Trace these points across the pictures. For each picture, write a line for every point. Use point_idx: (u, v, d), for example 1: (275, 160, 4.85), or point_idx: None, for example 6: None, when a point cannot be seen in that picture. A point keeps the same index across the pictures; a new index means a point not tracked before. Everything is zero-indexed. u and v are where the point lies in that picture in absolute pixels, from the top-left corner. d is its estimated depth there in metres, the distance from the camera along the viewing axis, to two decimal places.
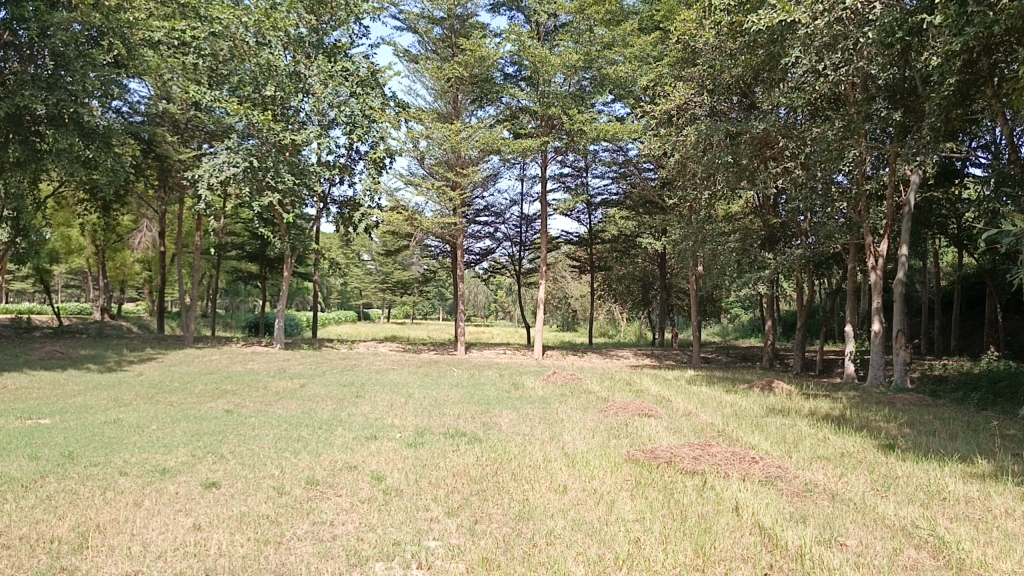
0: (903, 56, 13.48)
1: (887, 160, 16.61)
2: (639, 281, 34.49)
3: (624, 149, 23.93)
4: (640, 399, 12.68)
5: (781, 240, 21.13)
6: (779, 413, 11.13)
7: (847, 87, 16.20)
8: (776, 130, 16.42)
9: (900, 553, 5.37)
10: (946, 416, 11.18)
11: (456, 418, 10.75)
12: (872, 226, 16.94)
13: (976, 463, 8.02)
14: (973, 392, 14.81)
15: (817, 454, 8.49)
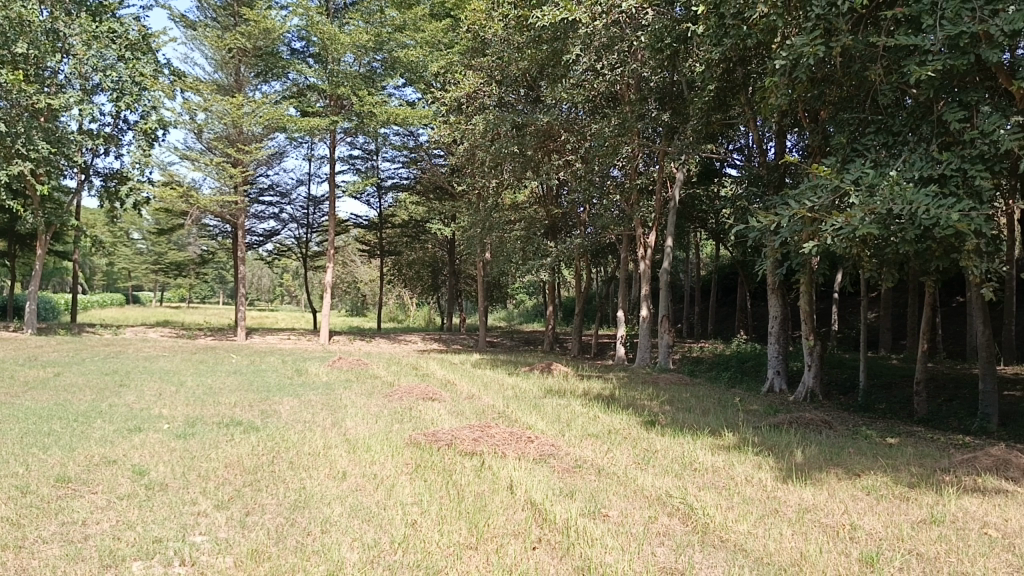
0: (671, 60, 14.47)
1: (656, 157, 17.78)
2: (428, 266, 34.65)
3: (415, 134, 23.78)
4: (425, 382, 12.83)
5: (562, 230, 22.14)
6: (556, 393, 11.71)
7: (623, 87, 17.16)
8: (558, 123, 17.13)
9: (655, 520, 5.84)
10: (701, 393, 12.30)
11: (231, 407, 10.27)
12: (642, 218, 18.10)
13: (723, 435, 8.88)
14: (725, 371, 16.39)
15: (587, 431, 9.00)
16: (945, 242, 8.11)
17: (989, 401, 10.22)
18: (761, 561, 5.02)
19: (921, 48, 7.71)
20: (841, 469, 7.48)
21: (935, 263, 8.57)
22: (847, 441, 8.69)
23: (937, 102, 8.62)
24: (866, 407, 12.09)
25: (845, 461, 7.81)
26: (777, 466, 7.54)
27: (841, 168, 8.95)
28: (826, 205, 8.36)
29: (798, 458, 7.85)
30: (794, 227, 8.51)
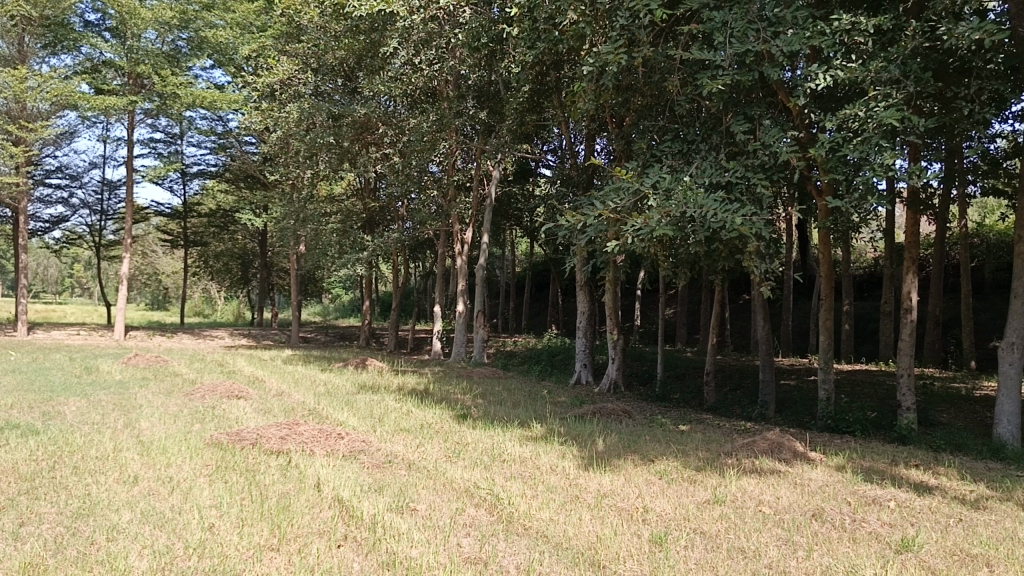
0: (488, 59, 14.73)
1: (474, 154, 18.03)
2: (238, 259, 33.18)
3: (224, 119, 22.65)
4: (231, 379, 12.29)
5: (379, 224, 21.92)
6: (369, 389, 11.59)
7: (442, 83, 17.26)
8: (376, 116, 16.95)
9: (462, 512, 5.92)
10: (513, 386, 12.62)
11: (6, 409, 9.33)
12: (459, 214, 18.30)
13: (532, 427, 9.15)
14: (536, 365, 16.92)
15: (399, 426, 8.98)
16: (730, 244, 8.82)
17: (767, 390, 11.21)
18: (561, 546, 5.22)
19: (713, 63, 8.32)
20: (637, 456, 7.92)
21: (722, 263, 9.29)
22: (644, 430, 9.21)
23: (725, 114, 9.34)
24: (663, 397, 12.89)
25: (642, 448, 8.29)
26: (580, 455, 7.87)
27: (642, 172, 9.47)
28: (628, 207, 8.81)
29: (600, 446, 8.24)
30: (599, 226, 8.86)
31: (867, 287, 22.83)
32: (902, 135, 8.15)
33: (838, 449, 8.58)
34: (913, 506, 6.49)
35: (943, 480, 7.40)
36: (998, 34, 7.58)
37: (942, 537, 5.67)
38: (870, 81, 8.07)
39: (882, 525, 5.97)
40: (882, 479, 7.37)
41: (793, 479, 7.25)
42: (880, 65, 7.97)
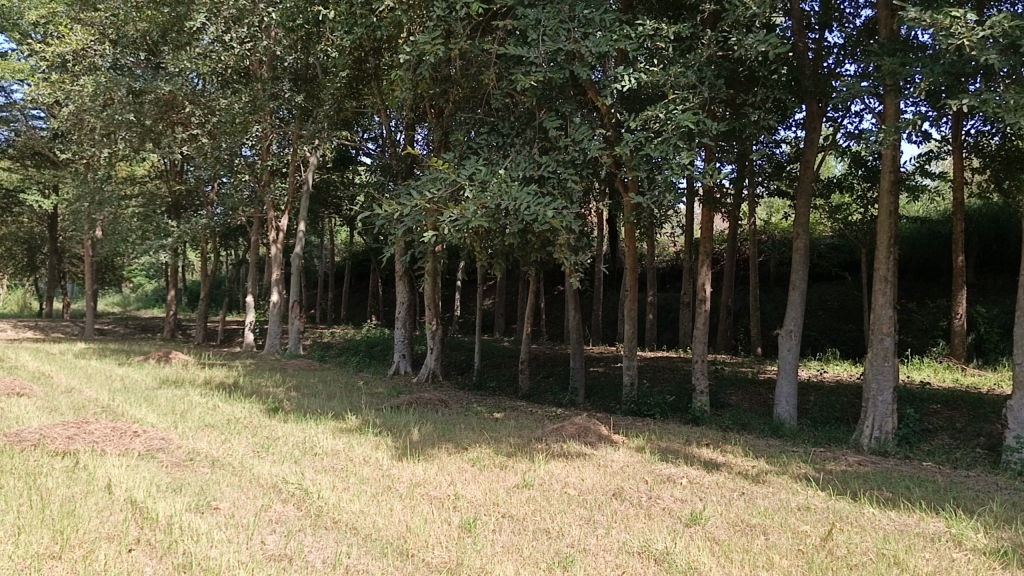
0: (304, 41, 14.36)
1: (289, 139, 17.50)
2: (24, 244, 30.26)
3: (6, 89, 20.55)
4: (11, 376, 11.19)
5: (186, 208, 20.74)
6: (172, 383, 10.95)
7: (255, 63, 16.63)
8: (182, 94, 16.03)
9: (268, 509, 5.73)
10: (328, 378, 12.36)
11: None
12: (274, 201, 17.70)
13: (346, 418, 9.00)
14: (353, 356, 16.68)
15: (204, 422, 8.55)
16: (542, 237, 9.12)
17: (577, 376, 11.70)
18: (370, 537, 5.19)
19: (527, 59, 8.57)
20: (451, 444, 8.00)
21: (534, 255, 9.58)
22: (459, 418, 9.32)
23: (539, 110, 9.60)
24: (480, 386, 13.11)
25: (456, 437, 8.38)
26: (393, 445, 7.84)
27: (457, 163, 9.53)
28: (445, 197, 8.81)
29: (415, 436, 8.24)
30: (416, 216, 8.65)
31: (669, 279, 24.37)
32: (698, 137, 8.76)
33: (640, 431, 9.08)
34: (702, 482, 7.02)
35: (730, 457, 8.04)
36: (780, 48, 8.35)
37: (727, 510, 6.16)
38: (670, 85, 8.64)
39: (675, 501, 6.40)
40: (677, 458, 7.90)
41: (598, 461, 7.61)
42: (679, 71, 8.57)
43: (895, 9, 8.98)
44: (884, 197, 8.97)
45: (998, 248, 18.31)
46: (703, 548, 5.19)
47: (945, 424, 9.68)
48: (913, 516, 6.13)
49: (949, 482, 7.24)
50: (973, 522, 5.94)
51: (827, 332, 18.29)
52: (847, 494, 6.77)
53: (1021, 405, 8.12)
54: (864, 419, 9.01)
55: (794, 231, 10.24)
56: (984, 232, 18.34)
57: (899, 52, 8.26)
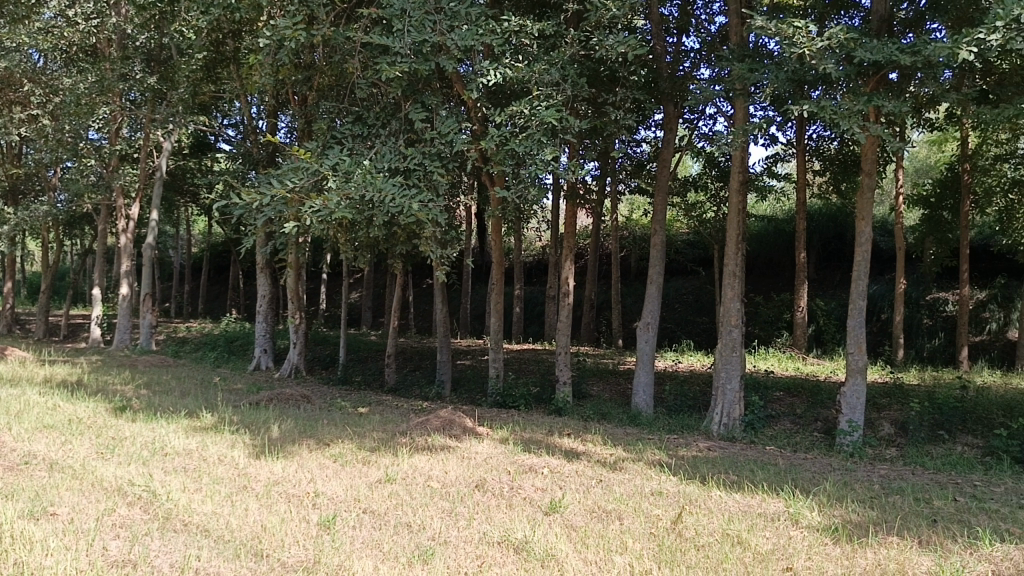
0: (157, 20, 13.70)
1: (141, 123, 16.61)
2: None
3: None
4: None
5: (25, 194, 19.28)
6: (6, 382, 10.15)
7: (103, 41, 15.70)
8: (20, 71, 14.91)
9: (112, 513, 5.41)
10: (183, 374, 11.81)
11: None
12: (124, 187, 16.77)
13: (201, 417, 8.62)
14: (211, 351, 16.04)
15: (41, 423, 7.97)
16: (407, 229, 9.06)
17: (443, 369, 11.71)
18: (222, 539, 4.99)
19: (392, 49, 8.49)
20: (312, 440, 7.83)
21: (399, 247, 9.51)
22: (321, 414, 9.13)
23: (405, 101, 9.52)
24: (344, 380, 12.90)
25: (318, 433, 8.20)
26: (251, 443, 7.58)
27: (320, 152, 9.30)
28: (307, 187, 8.53)
29: (274, 433, 8.00)
30: (276, 207, 8.24)
31: (535, 273, 24.81)
32: (561, 133, 8.96)
33: (503, 422, 9.19)
34: (563, 471, 7.20)
35: (590, 446, 8.27)
36: (639, 50, 8.71)
37: (584, 497, 6.33)
38: (534, 82, 8.82)
39: (535, 490, 6.53)
40: (539, 448, 8.06)
41: (461, 453, 7.65)
42: (542, 68, 8.76)
43: (744, 17, 9.46)
44: (734, 195, 9.45)
45: (836, 246, 19.68)
46: (561, 535, 5.31)
47: (786, 409, 10.33)
48: (756, 497, 6.51)
49: (789, 464, 7.73)
50: (808, 501, 6.37)
51: (683, 324, 19.12)
52: (697, 479, 7.11)
53: (852, 391, 8.78)
54: (713, 407, 9.48)
55: (651, 227, 10.65)
56: (823, 230, 19.66)
57: (747, 59, 8.72)
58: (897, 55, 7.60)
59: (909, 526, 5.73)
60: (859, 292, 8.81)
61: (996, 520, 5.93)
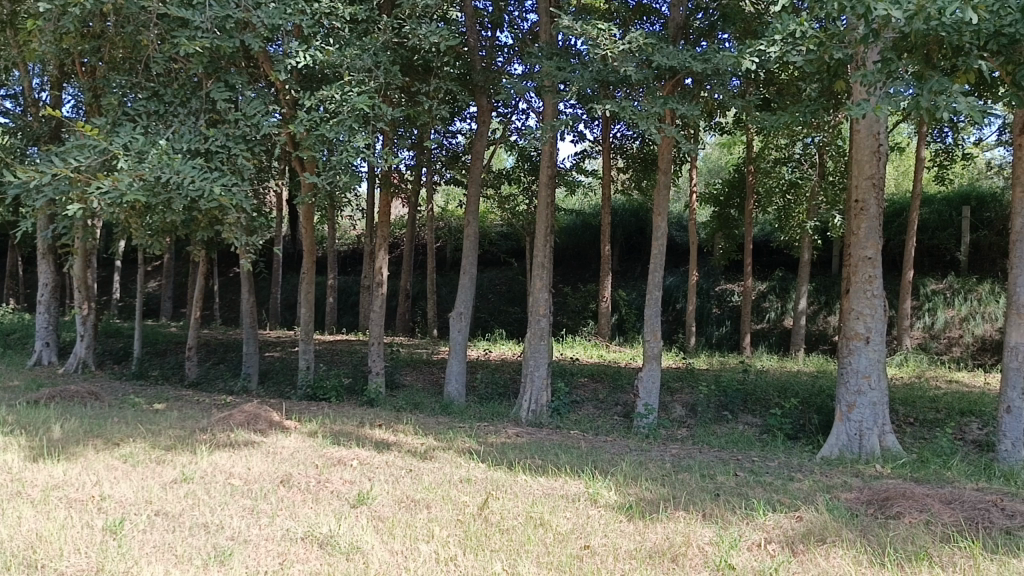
0: None
1: None
2: None
3: None
4: None
5: None
6: None
7: None
8: None
9: None
10: None
11: None
12: None
13: None
14: None
15: None
16: (209, 215, 8.61)
17: (249, 361, 11.26)
18: None
19: (192, 23, 8.02)
20: (99, 440, 7.26)
21: (199, 234, 9.01)
22: (111, 412, 8.48)
23: (206, 80, 9.03)
24: (140, 375, 12.09)
25: (106, 431, 7.62)
26: (26, 445, 6.91)
27: (110, 130, 8.59)
28: (95, 167, 7.87)
29: (55, 434, 7.34)
30: (59, 186, 7.53)
31: (350, 263, 24.41)
32: (373, 121, 8.86)
33: (312, 415, 8.97)
34: (372, 462, 7.13)
35: (400, 436, 8.24)
36: (451, 41, 8.81)
37: (392, 488, 6.29)
38: (345, 66, 8.69)
39: (343, 483, 6.41)
40: (348, 440, 7.93)
41: (266, 448, 7.38)
42: (354, 52, 8.65)
43: (554, 16, 9.73)
44: (543, 189, 9.75)
45: (638, 240, 20.82)
46: (367, 527, 5.24)
47: (589, 394, 10.80)
48: (559, 480, 6.76)
49: (590, 446, 8.10)
50: (606, 481, 6.70)
51: (496, 314, 19.50)
52: (504, 465, 7.27)
53: (649, 376, 9.36)
54: (522, 394, 9.77)
55: (463, 218, 10.77)
56: (626, 225, 20.69)
57: (556, 57, 8.97)
58: (690, 62, 8.15)
59: (694, 500, 6.17)
60: (655, 284, 9.39)
61: (770, 491, 6.51)
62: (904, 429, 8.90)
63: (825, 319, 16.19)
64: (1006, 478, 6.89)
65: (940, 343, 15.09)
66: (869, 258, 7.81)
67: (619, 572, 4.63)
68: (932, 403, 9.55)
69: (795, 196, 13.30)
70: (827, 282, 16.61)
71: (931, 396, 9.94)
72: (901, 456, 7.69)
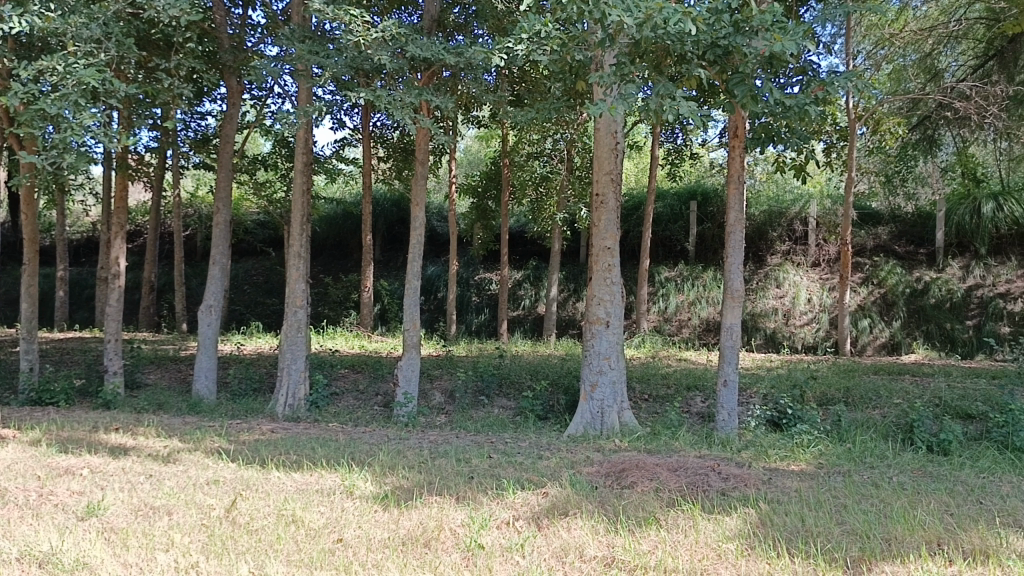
0: None
1: None
2: None
3: None
4: None
5: None
6: None
7: None
8: None
9: None
10: None
11: None
12: None
13: None
14: None
15: None
16: None
17: None
18: None
19: None
20: None
21: None
22: None
23: None
24: None
25: None
26: None
27: None
28: None
29: None
30: None
31: (84, 252, 22.23)
32: (104, 97, 8.11)
33: (36, 422, 8.07)
34: (105, 469, 6.55)
35: (140, 440, 7.66)
36: (192, 15, 8.27)
37: (128, 496, 5.82)
38: (70, 35, 7.88)
39: (70, 495, 5.83)
40: (77, 447, 7.22)
41: None
42: (80, 21, 7.86)
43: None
44: (298, 176, 9.47)
45: (400, 231, 20.89)
46: (96, 541, 4.80)
47: (348, 386, 10.66)
48: (314, 475, 6.62)
49: (348, 438, 8.00)
50: (362, 472, 6.65)
51: (253, 306, 18.68)
52: (256, 463, 6.99)
53: (408, 364, 9.44)
54: (278, 389, 9.45)
55: (213, 204, 10.18)
56: (387, 215, 20.67)
57: (308, 40, 8.74)
58: (443, 55, 8.30)
59: (448, 485, 6.30)
60: (414, 273, 9.45)
61: (520, 471, 6.81)
62: (639, 406, 9.68)
63: (574, 305, 17.18)
64: (722, 444, 7.72)
65: (673, 326, 16.55)
66: (608, 247, 8.39)
67: (370, 563, 4.60)
68: (664, 380, 10.48)
69: (546, 189, 14.01)
70: (577, 271, 17.65)
71: (663, 374, 10.89)
72: (637, 430, 8.38)
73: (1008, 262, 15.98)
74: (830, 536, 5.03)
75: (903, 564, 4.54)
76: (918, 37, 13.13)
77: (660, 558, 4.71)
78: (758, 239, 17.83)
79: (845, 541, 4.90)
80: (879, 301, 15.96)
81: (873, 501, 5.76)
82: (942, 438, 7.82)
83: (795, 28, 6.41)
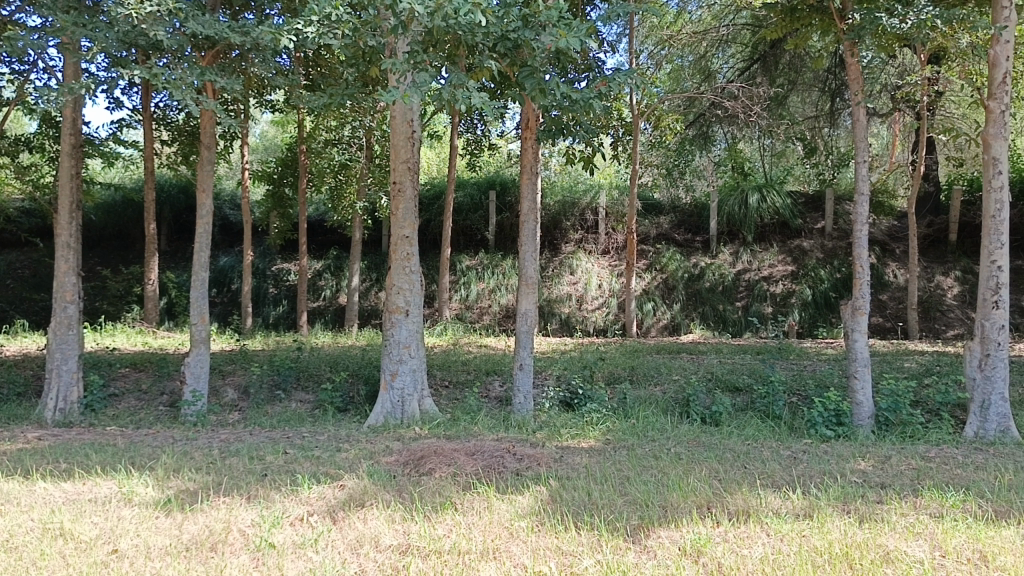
0: None
1: None
2: None
3: None
4: None
5: None
6: None
7: None
8: None
9: None
10: None
11: None
12: None
13: None
14: None
15: None
16: None
17: None
18: None
19: None
20: None
21: None
22: None
23: None
24: None
25: None
26: None
27: None
28: None
29: None
30: None
31: None
32: None
33: None
34: None
35: None
36: None
37: None
38: None
39: None
40: None
41: None
42: None
43: None
44: (65, 159, 8.65)
45: (188, 219, 19.74)
46: None
47: (129, 386, 9.93)
48: (86, 483, 6.10)
49: (128, 442, 7.46)
50: (142, 477, 6.22)
51: (18, 302, 16.91)
52: (17, 474, 6.34)
53: (196, 360, 8.93)
54: (46, 392, 8.66)
55: None
56: (174, 202, 19.43)
57: (73, 10, 8.00)
58: (227, 33, 7.88)
59: (238, 484, 6.03)
60: (201, 264, 8.93)
61: (317, 464, 6.66)
62: (439, 392, 9.78)
63: (376, 294, 17.03)
64: (518, 426, 7.96)
65: (474, 313, 16.84)
66: (406, 236, 8.35)
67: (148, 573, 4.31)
68: (463, 366, 10.64)
69: (345, 177, 13.77)
70: (378, 260, 17.50)
71: (462, 360, 11.05)
72: (436, 417, 8.47)
73: (770, 248, 17.64)
74: (613, 507, 5.32)
75: (677, 528, 4.90)
76: (693, 40, 13.84)
77: (455, 541, 4.78)
78: (553, 227, 18.51)
79: (628, 511, 5.21)
80: (661, 286, 17.11)
81: (652, 472, 6.16)
82: (713, 410, 8.59)
83: (579, 25, 6.66)
